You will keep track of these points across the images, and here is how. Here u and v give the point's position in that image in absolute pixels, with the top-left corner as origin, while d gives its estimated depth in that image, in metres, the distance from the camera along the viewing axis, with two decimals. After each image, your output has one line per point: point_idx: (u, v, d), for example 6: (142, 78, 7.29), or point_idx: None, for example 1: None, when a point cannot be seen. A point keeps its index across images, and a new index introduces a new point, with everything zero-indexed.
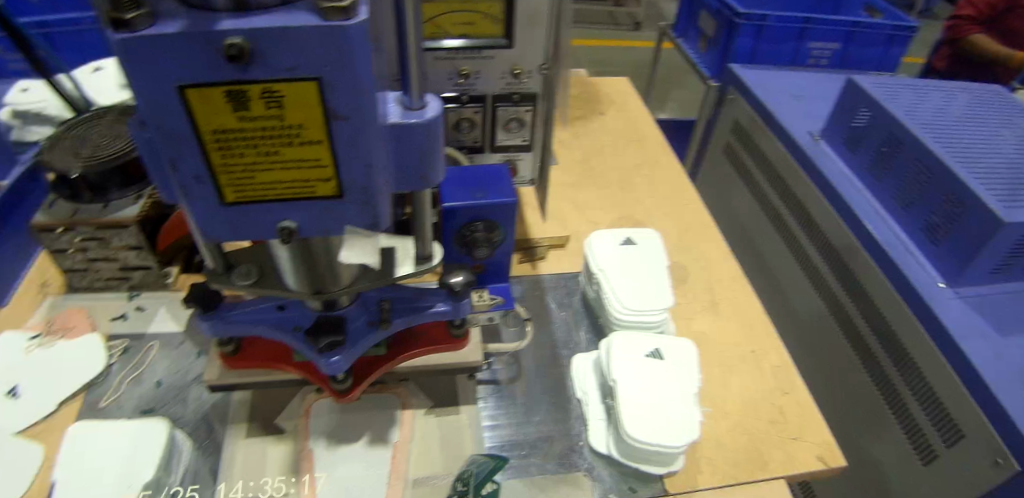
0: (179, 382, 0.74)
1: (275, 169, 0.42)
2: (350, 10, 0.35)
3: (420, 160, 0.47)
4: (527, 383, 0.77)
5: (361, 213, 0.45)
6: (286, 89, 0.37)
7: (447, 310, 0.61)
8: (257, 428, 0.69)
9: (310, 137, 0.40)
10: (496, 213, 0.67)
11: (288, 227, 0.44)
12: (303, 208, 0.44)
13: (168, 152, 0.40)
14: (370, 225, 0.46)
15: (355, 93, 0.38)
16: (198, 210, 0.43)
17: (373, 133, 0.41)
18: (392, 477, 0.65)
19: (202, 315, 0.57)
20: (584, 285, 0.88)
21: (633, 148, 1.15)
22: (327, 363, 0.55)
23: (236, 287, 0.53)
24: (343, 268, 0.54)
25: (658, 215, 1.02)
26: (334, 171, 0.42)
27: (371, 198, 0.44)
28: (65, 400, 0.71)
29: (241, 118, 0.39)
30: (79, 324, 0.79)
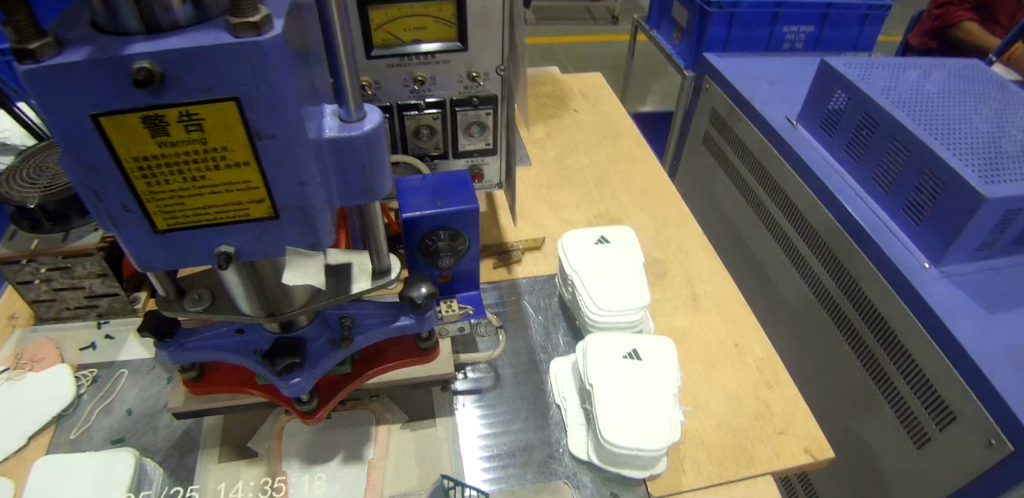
0: (150, 409, 0.73)
1: (205, 194, 0.40)
2: (262, 25, 0.34)
3: (362, 174, 0.46)
4: (505, 391, 0.76)
5: (300, 233, 0.44)
6: (205, 111, 0.36)
7: (410, 323, 0.60)
8: (229, 452, 0.68)
9: (236, 158, 0.39)
10: (459, 220, 0.66)
11: (226, 252, 0.44)
12: (239, 231, 0.43)
13: (91, 183, 0.38)
14: (311, 244, 0.45)
15: (277, 111, 0.37)
16: (131, 238, 0.42)
17: (302, 150, 0.40)
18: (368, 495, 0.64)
19: (158, 342, 0.56)
20: (560, 286, 0.86)
21: (608, 144, 1.14)
22: (287, 386, 0.55)
23: (188, 313, 0.52)
24: (297, 288, 0.53)
25: (635, 210, 1.01)
26: (266, 193, 0.41)
27: (309, 217, 0.43)
28: (35, 434, 0.70)
29: (162, 144, 0.37)
30: (46, 356, 0.77)
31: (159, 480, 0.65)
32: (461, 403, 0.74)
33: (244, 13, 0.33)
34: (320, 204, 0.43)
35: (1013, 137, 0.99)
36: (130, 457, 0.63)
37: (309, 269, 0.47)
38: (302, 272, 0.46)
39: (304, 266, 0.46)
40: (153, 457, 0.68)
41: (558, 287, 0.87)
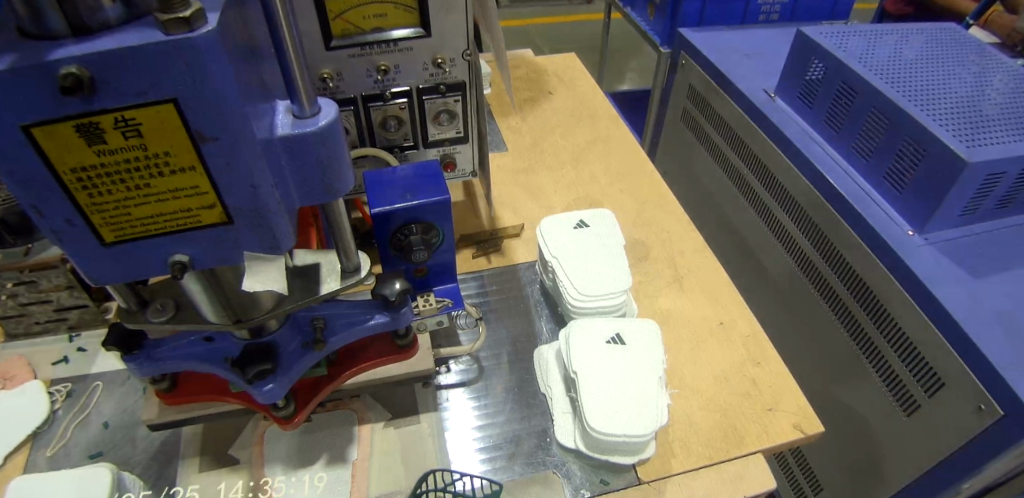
0: (128, 420, 0.71)
1: (153, 202, 0.39)
2: (195, 20, 0.32)
3: (319, 173, 0.44)
4: (489, 383, 0.75)
5: (257, 237, 0.42)
6: (142, 115, 0.34)
7: (385, 321, 0.59)
8: (209, 461, 0.66)
9: (181, 164, 0.37)
10: (432, 212, 0.64)
11: (181, 262, 0.42)
12: (193, 239, 0.41)
13: (27, 198, 0.36)
14: (271, 248, 0.44)
15: (220, 111, 0.35)
16: (79, 253, 0.40)
17: (252, 150, 0.38)
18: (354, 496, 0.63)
19: (124, 355, 0.54)
20: (541, 273, 0.85)
21: (585, 126, 1.12)
22: (260, 392, 0.54)
23: (151, 324, 0.50)
24: (263, 292, 0.52)
25: (615, 192, 0.99)
26: (218, 198, 0.39)
27: (266, 221, 0.42)
28: (11, 453, 0.68)
29: (100, 152, 0.35)
30: (18, 373, 0.75)
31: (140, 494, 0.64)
32: (445, 397, 0.73)
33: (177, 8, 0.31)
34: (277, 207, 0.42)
35: (992, 99, 0.98)
36: (108, 473, 0.62)
37: (271, 274, 0.45)
38: (261, 277, 0.45)
39: (264, 271, 0.45)
40: (133, 470, 0.67)
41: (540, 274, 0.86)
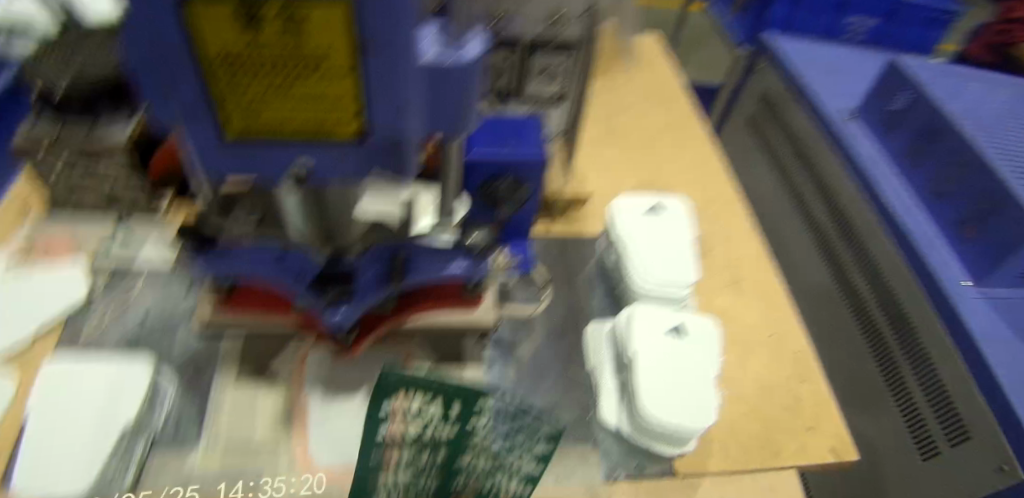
0: (167, 317, 0.70)
1: (290, 103, 0.36)
2: None
3: (455, 104, 0.41)
4: (539, 348, 0.73)
5: (385, 160, 0.40)
6: (310, 8, 0.31)
7: (464, 269, 0.57)
8: (248, 372, 0.65)
9: (333, 68, 0.34)
10: (525, 165, 0.61)
11: (301, 170, 0.40)
12: (320, 150, 0.39)
13: (164, 72, 0.33)
14: (393, 171, 0.41)
15: (391, 19, 0.32)
16: (199, 141, 0.37)
17: (408, 70, 0.35)
18: None
19: (194, 248, 0.51)
20: (604, 247, 0.83)
21: (660, 111, 1.08)
22: (332, 317, 0.54)
23: (236, 232, 0.49)
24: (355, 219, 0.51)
25: (683, 183, 0.97)
26: (359, 111, 0.37)
27: (398, 143, 0.39)
28: (42, 330, 0.67)
29: (252, 40, 0.32)
30: (62, 250, 0.74)
31: (174, 393, 0.63)
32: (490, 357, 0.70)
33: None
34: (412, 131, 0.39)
35: None
36: (146, 369, 0.62)
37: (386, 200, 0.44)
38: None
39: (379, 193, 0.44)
40: (170, 366, 0.65)
41: (601, 250, 0.84)
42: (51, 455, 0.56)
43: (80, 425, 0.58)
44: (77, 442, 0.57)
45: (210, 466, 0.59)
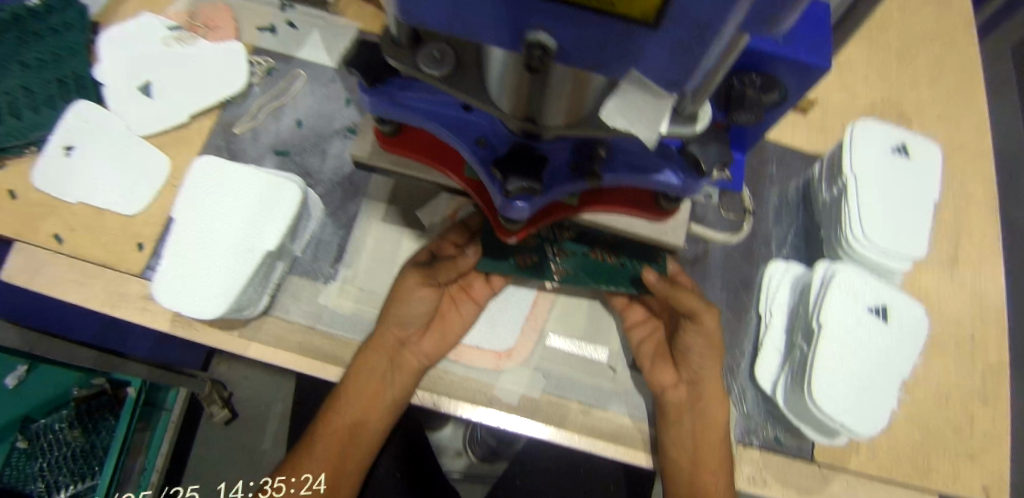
0: (320, 130, 0.67)
1: None
2: None
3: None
4: (708, 272, 0.69)
5: (668, 60, 0.26)
6: None
7: (676, 184, 0.46)
8: (394, 215, 0.64)
9: None
10: (795, 72, 0.44)
11: (542, 43, 0.26)
12: (580, 23, 0.25)
13: None
14: (675, 74, 0.27)
15: None
16: None
17: None
18: (529, 325, 0.63)
19: (367, 83, 0.45)
20: (817, 175, 0.69)
21: (929, 12, 0.82)
22: (509, 206, 0.43)
23: (423, 75, 0.37)
24: (572, 100, 0.37)
25: (929, 119, 0.77)
26: None
27: (706, 30, 0.24)
28: (197, 115, 0.67)
29: None
30: (224, 28, 0.70)
31: (320, 218, 0.62)
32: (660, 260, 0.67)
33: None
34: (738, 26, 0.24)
35: None
36: (296, 199, 0.55)
37: (644, 114, 0.31)
38: (631, 110, 0.31)
39: (637, 97, 0.30)
40: (319, 186, 0.65)
41: (809, 172, 0.73)
42: (231, 169, 0.56)
43: (221, 245, 0.54)
44: (245, 198, 0.56)
45: (344, 304, 0.61)
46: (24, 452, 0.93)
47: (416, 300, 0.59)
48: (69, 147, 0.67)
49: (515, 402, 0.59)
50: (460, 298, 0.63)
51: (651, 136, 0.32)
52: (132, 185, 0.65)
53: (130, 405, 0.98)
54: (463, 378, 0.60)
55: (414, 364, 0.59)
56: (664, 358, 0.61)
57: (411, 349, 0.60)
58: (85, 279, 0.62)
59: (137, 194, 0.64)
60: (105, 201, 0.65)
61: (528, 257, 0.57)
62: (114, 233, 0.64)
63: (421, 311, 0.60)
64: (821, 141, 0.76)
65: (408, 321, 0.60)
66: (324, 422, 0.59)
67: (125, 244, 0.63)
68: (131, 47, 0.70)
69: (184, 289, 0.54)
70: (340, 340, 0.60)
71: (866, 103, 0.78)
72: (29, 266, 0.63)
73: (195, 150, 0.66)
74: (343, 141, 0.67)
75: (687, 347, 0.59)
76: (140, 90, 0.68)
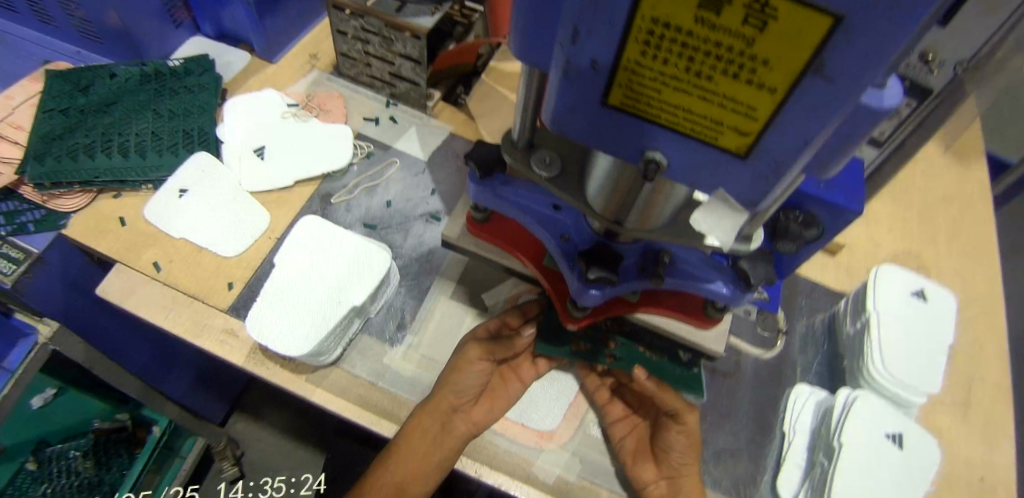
0: (406, 211, 0.76)
1: (695, 102, 0.32)
2: None
3: (854, 150, 0.34)
4: (739, 384, 0.74)
5: (748, 183, 0.36)
6: (784, 7, 0.25)
7: (726, 294, 0.53)
8: (461, 294, 0.71)
9: (759, 88, 0.29)
10: (834, 215, 0.53)
11: (657, 160, 0.36)
12: (688, 150, 0.35)
13: (582, 20, 0.30)
14: (752, 197, 0.37)
15: (871, 55, 0.26)
16: (578, 98, 0.35)
17: (843, 108, 0.29)
18: (570, 412, 0.68)
19: (479, 175, 0.54)
20: (843, 310, 0.77)
21: (946, 180, 0.93)
22: (585, 293, 0.51)
23: (535, 175, 0.47)
24: (655, 211, 0.46)
25: (945, 271, 0.85)
26: (760, 131, 0.32)
27: (781, 167, 0.34)
28: (300, 181, 0.77)
29: (685, 50, 0.29)
30: (335, 112, 0.82)
31: (396, 287, 0.70)
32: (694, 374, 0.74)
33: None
34: (802, 163, 0.33)
35: None
36: (386, 267, 0.63)
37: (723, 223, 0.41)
38: (714, 219, 0.41)
39: (720, 210, 0.40)
40: (399, 260, 0.72)
41: (835, 307, 0.80)
42: (335, 230, 0.66)
43: (314, 297, 0.62)
44: (343, 258, 0.64)
45: (406, 367, 0.66)
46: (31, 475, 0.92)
47: (474, 372, 0.64)
48: (182, 189, 0.76)
49: (551, 482, 0.63)
50: (507, 377, 0.69)
51: (727, 239, 0.41)
52: (233, 232, 0.73)
53: (151, 445, 1.05)
54: (505, 452, 0.65)
55: (463, 431, 0.63)
56: (648, 458, 0.65)
57: (462, 417, 0.64)
58: (174, 307, 0.68)
59: (237, 241, 0.72)
60: (205, 241, 0.72)
61: (583, 343, 0.63)
62: (208, 270, 0.71)
63: (473, 383, 0.65)
64: (846, 278, 0.84)
65: (461, 391, 0.64)
66: (374, 470, 0.65)
67: (217, 282, 0.70)
68: (253, 116, 0.82)
69: (276, 329, 0.60)
70: (397, 398, 0.65)
71: (888, 251, 0.86)
72: (125, 289, 0.69)
73: (293, 209, 0.75)
74: (425, 225, 0.75)
75: (668, 443, 0.64)
76: (254, 152, 0.78)
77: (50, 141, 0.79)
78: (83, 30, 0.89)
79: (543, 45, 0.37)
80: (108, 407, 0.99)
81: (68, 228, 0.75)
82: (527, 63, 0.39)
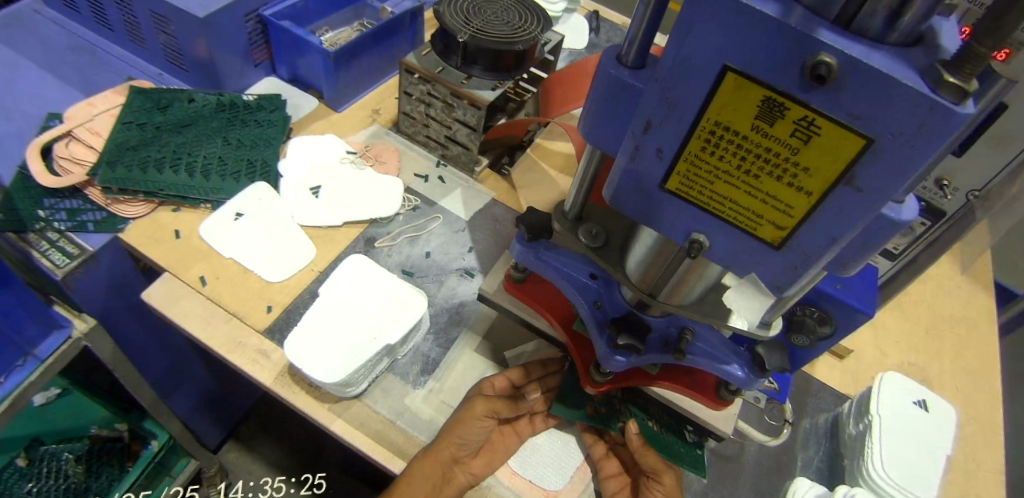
0: (443, 264, 0.81)
1: (742, 194, 0.37)
2: (968, 96, 0.26)
3: (874, 254, 0.38)
4: (740, 470, 0.76)
5: (778, 271, 0.40)
6: (827, 129, 0.31)
7: (740, 377, 0.55)
8: (485, 349, 0.75)
9: (798, 190, 0.35)
10: (848, 316, 0.56)
11: (699, 241, 0.42)
12: (729, 235, 0.40)
13: (655, 115, 0.37)
14: (780, 284, 0.41)
15: (896, 175, 0.31)
16: (639, 179, 0.41)
17: (868, 216, 0.34)
18: (576, 477, 0.69)
19: (526, 237, 0.59)
20: (847, 411, 0.79)
21: (949, 300, 0.98)
22: (612, 359, 0.55)
23: (581, 243, 0.53)
24: (687, 288, 0.51)
25: (948, 386, 0.88)
26: (794, 227, 0.37)
27: (808, 260, 0.38)
28: (348, 222, 0.83)
29: (740, 150, 0.35)
30: (388, 163, 0.90)
31: (426, 333, 0.73)
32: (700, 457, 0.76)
33: (990, 53, 0.25)
34: (828, 260, 0.38)
35: None
36: (422, 311, 0.68)
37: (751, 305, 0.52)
38: (744, 300, 0.52)
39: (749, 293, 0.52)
40: (432, 308, 0.76)
41: (840, 410, 0.82)
42: (379, 271, 0.71)
43: (352, 331, 0.66)
44: (383, 299, 0.69)
45: (426, 410, 0.69)
46: (20, 470, 0.95)
47: (477, 426, 0.66)
48: (238, 213, 0.81)
49: None
50: (506, 432, 0.71)
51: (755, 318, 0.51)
52: (280, 259, 0.78)
53: (147, 458, 1.04)
54: None
55: (463, 481, 0.65)
56: None
57: (462, 468, 0.66)
58: (214, 321, 0.72)
59: (283, 268, 0.77)
60: (253, 264, 0.77)
61: (597, 409, 0.67)
62: (251, 291, 0.75)
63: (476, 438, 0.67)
64: (852, 382, 0.87)
65: (464, 444, 0.66)
66: None
67: (258, 303, 0.74)
68: (314, 157, 0.89)
69: (313, 355, 0.63)
70: (411, 438, 0.67)
71: (894, 361, 0.90)
72: (171, 297, 0.73)
73: (338, 246, 0.80)
74: (458, 279, 0.80)
75: None
76: (310, 190, 0.84)
77: (122, 150, 0.84)
78: (171, 58, 0.98)
79: (612, 132, 0.43)
80: (109, 414, 1.02)
81: (125, 232, 0.79)
82: (593, 144, 0.46)
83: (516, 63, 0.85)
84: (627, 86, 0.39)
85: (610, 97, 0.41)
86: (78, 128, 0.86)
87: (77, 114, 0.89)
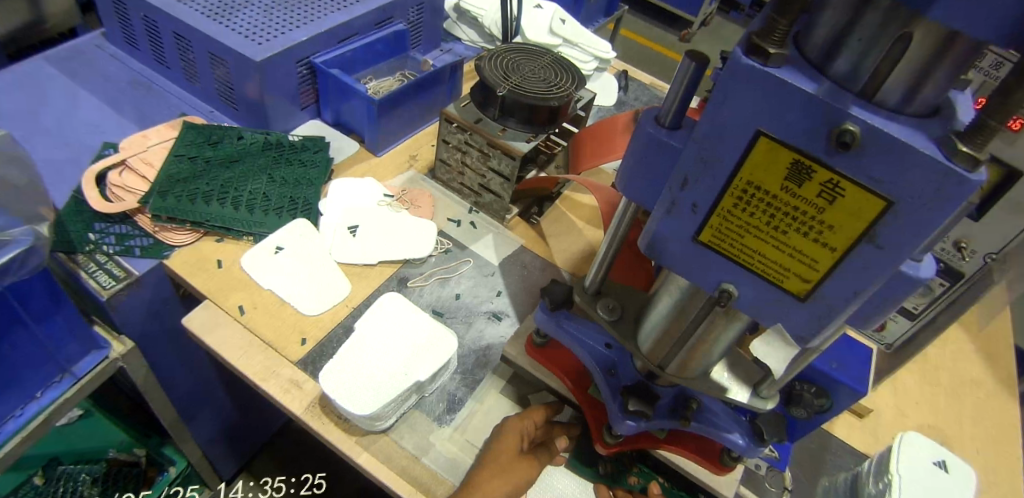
0: (471, 306, 0.83)
1: (771, 248, 0.40)
2: (979, 164, 0.29)
3: (894, 309, 0.40)
4: None
5: (804, 322, 0.43)
6: (850, 191, 0.34)
7: (742, 445, 0.57)
8: (509, 391, 0.76)
9: (823, 246, 0.37)
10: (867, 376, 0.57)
11: (728, 290, 0.44)
12: (757, 286, 0.43)
13: (691, 173, 0.40)
14: (805, 333, 0.43)
15: (915, 234, 0.33)
16: (673, 231, 0.44)
17: (888, 273, 0.36)
18: None
19: (549, 305, 0.63)
20: (867, 469, 0.77)
21: (970, 364, 0.98)
22: (623, 424, 0.57)
23: (599, 316, 0.58)
24: (702, 351, 0.53)
25: (972, 451, 0.87)
26: (819, 281, 0.39)
27: (830, 314, 0.40)
28: (383, 261, 0.86)
29: (770, 207, 0.38)
30: (424, 208, 0.94)
31: (453, 373, 0.75)
32: None
33: (999, 126, 0.28)
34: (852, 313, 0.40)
35: None
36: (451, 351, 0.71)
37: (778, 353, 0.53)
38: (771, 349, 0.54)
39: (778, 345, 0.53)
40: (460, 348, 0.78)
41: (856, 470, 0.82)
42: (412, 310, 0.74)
43: (384, 366, 0.68)
44: (414, 337, 0.71)
45: (450, 448, 0.69)
46: (36, 488, 0.96)
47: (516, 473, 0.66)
48: (279, 246, 0.85)
49: None
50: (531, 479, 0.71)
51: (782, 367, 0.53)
52: (317, 293, 0.81)
53: (161, 484, 1.07)
54: None
55: None
56: None
57: None
58: (250, 349, 0.74)
59: (319, 301, 0.80)
60: (290, 297, 0.80)
61: (609, 467, 0.73)
62: (287, 322, 0.78)
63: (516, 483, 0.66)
64: (872, 441, 0.87)
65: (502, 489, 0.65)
66: None
67: (292, 336, 0.76)
68: (354, 199, 0.94)
69: (346, 388, 0.65)
70: (435, 475, 0.67)
71: (915, 422, 0.89)
72: (211, 324, 0.76)
73: (371, 283, 0.84)
74: (486, 322, 0.82)
75: None
76: (348, 230, 0.88)
77: (175, 181, 0.89)
78: (225, 98, 1.05)
79: (648, 186, 0.47)
80: (129, 439, 1.04)
81: (170, 258, 0.82)
82: (629, 197, 0.49)
83: (550, 118, 0.90)
84: (665, 145, 0.43)
85: (648, 155, 0.44)
86: (132, 158, 0.91)
87: (132, 145, 0.94)
